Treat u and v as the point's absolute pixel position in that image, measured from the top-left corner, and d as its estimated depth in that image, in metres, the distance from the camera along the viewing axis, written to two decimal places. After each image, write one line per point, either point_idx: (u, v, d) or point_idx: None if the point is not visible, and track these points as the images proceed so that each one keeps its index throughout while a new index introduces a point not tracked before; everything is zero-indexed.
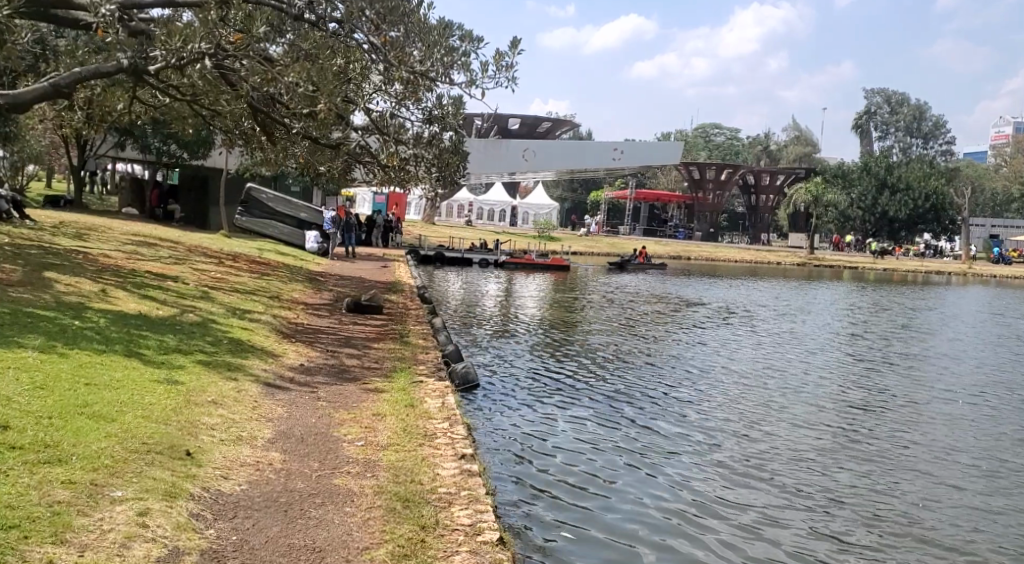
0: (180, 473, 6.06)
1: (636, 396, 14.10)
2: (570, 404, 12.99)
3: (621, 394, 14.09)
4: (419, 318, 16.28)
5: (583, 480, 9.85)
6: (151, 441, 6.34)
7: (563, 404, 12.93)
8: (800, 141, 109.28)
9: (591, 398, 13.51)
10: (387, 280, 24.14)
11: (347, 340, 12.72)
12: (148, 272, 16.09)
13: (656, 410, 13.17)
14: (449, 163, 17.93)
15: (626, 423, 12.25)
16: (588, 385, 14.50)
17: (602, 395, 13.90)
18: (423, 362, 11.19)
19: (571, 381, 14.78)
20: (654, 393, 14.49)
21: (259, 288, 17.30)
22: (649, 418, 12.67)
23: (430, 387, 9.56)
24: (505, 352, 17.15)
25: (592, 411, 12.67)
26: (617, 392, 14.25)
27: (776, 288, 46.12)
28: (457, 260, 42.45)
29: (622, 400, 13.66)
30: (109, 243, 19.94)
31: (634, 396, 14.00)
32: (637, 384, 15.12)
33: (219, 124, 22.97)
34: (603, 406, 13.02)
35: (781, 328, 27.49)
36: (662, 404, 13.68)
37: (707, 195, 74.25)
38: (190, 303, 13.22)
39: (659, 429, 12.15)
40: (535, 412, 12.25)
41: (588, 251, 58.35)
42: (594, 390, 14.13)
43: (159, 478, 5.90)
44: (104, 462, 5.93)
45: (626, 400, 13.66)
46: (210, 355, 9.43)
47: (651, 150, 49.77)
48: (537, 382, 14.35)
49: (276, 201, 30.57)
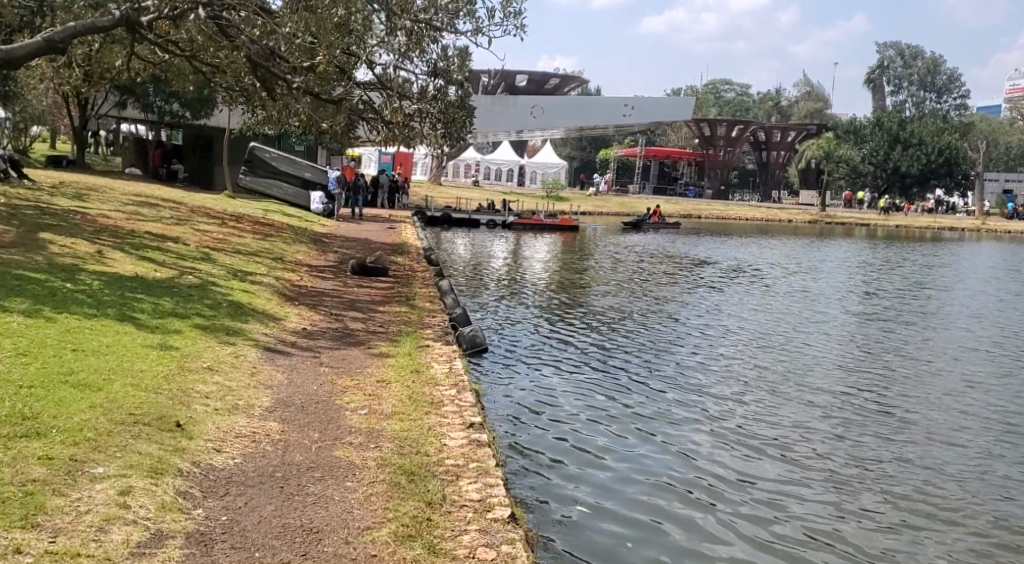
0: (168, 447, 5.71)
1: (649, 359, 13.71)
2: (583, 367, 12.61)
3: (633, 357, 13.71)
4: (426, 281, 15.85)
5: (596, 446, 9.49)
6: (139, 412, 5.99)
7: (576, 368, 12.55)
8: (811, 98, 107.85)
9: (602, 362, 13.14)
10: (394, 242, 23.73)
11: (351, 302, 12.32)
12: (147, 233, 15.69)
13: (670, 373, 12.78)
14: (455, 118, 17.39)
15: (639, 386, 11.87)
16: (599, 349, 14.11)
17: (614, 358, 13.53)
18: (429, 325, 10.81)
19: (582, 344, 14.39)
20: (668, 356, 14.10)
21: (262, 249, 16.90)
22: (663, 381, 12.30)
23: (437, 351, 9.19)
24: (514, 315, 16.75)
25: (604, 375, 12.29)
26: (629, 354, 13.88)
27: (788, 246, 45.43)
28: (464, 220, 42.00)
29: (634, 363, 13.28)
30: (109, 204, 19.54)
31: (646, 359, 13.62)
32: (649, 346, 14.74)
33: (220, 82, 22.46)
34: (615, 370, 12.64)
35: (796, 287, 26.96)
36: (675, 367, 13.31)
37: (717, 152, 73.54)
38: (190, 265, 12.84)
39: (675, 392, 11.76)
40: (545, 376, 11.88)
41: (597, 211, 57.71)
42: (605, 354, 13.75)
43: (144, 453, 5.55)
44: (87, 435, 5.58)
45: (638, 363, 13.28)
46: (209, 318, 9.05)
47: (660, 106, 48.98)
48: (547, 346, 13.97)
49: (280, 160, 29.82)
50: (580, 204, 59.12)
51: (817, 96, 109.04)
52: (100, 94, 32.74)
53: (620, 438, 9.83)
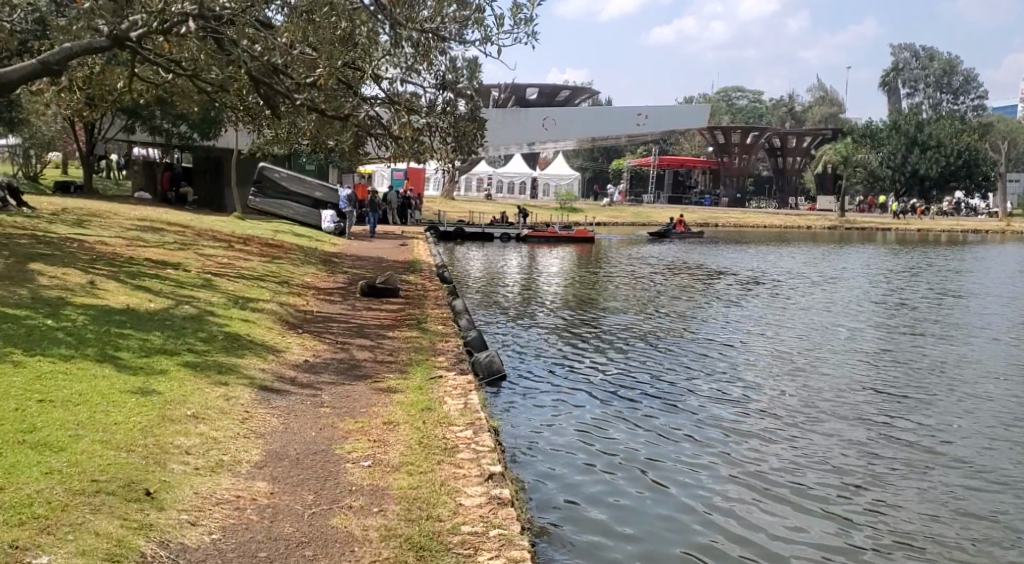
0: (132, 523, 4.97)
1: (677, 383, 12.88)
2: (608, 396, 11.79)
3: (661, 382, 12.88)
4: (439, 300, 15.10)
5: (624, 489, 8.70)
6: (102, 479, 5.28)
7: (600, 396, 11.73)
8: (825, 103, 106.74)
9: (627, 388, 12.32)
10: (406, 260, 23.01)
11: (359, 329, 11.54)
12: (147, 259, 15.03)
13: (702, 399, 11.94)
14: (466, 131, 16.70)
15: (669, 415, 11.03)
16: (623, 373, 13.30)
17: (640, 383, 12.70)
18: (443, 353, 10.02)
19: (605, 369, 13.60)
20: (697, 378, 13.25)
21: (268, 272, 16.21)
22: (694, 407, 11.45)
23: (451, 383, 8.39)
24: (532, 338, 15.98)
25: (631, 403, 11.47)
26: (657, 379, 13.04)
27: (807, 254, 44.43)
28: (477, 235, 41.34)
29: (663, 388, 12.45)
30: (111, 230, 18.91)
31: (675, 384, 12.79)
32: (677, 369, 13.90)
33: (224, 101, 21.83)
34: (642, 397, 11.83)
35: (822, 298, 26.10)
36: (707, 391, 12.46)
37: (732, 160, 72.69)
38: (188, 293, 12.10)
39: (708, 419, 10.93)
40: (567, 408, 11.07)
41: (613, 222, 56.95)
42: (631, 379, 12.93)
43: (102, 534, 4.82)
44: (36, 512, 4.89)
45: (667, 389, 12.45)
46: (202, 354, 8.30)
47: (675, 115, 48.15)
48: (568, 372, 13.17)
49: (289, 180, 29.03)
50: (595, 215, 58.38)
51: (830, 100, 108.02)
52: (106, 117, 32.23)
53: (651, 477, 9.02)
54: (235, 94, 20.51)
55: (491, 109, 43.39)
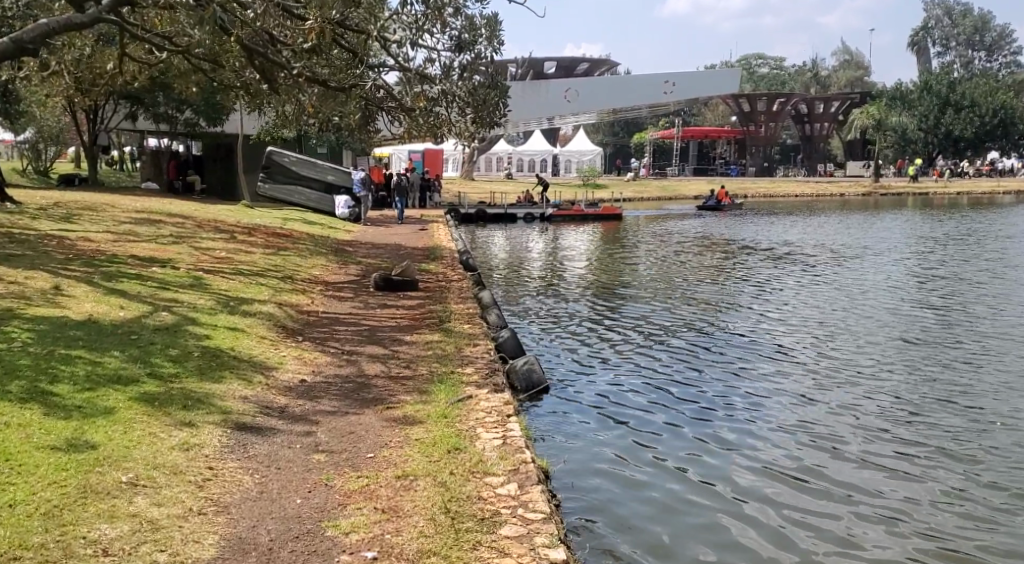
0: None
1: (745, 380, 11.05)
2: (669, 401, 9.99)
3: (727, 379, 11.05)
4: (463, 293, 13.38)
5: (692, 521, 7.15)
6: None
7: (663, 400, 9.94)
8: (849, 68, 103.41)
9: (689, 386, 10.55)
10: (425, 246, 21.23)
11: (372, 333, 9.78)
12: (134, 256, 13.34)
13: (780, 402, 10.08)
14: (487, 99, 14.80)
15: (745, 421, 9.25)
16: (681, 370, 11.50)
17: (703, 385, 10.86)
18: (473, 363, 8.24)
19: (661, 364, 11.81)
20: (767, 373, 11.41)
21: (271, 266, 14.49)
22: (772, 416, 9.61)
23: (486, 407, 6.61)
24: (571, 332, 14.24)
25: (697, 406, 9.70)
26: (722, 375, 11.21)
27: (845, 223, 42.22)
28: (499, 216, 39.59)
29: (731, 387, 10.64)
30: (101, 223, 17.25)
31: (744, 381, 10.95)
32: (741, 361, 12.05)
33: (222, 79, 20.06)
34: (709, 399, 10.06)
35: (877, 272, 24.13)
36: (783, 391, 10.61)
37: (759, 128, 70.13)
38: (172, 296, 10.38)
39: (791, 429, 9.10)
40: (621, 416, 9.31)
41: (639, 197, 54.91)
42: (693, 375, 11.14)
43: None
44: None
45: (735, 389, 10.61)
46: (168, 379, 6.56)
47: (705, 80, 45.93)
48: (619, 368, 11.45)
49: (299, 164, 27.12)
50: (619, 191, 56.24)
51: (853, 65, 104.68)
52: (107, 104, 30.55)
53: (720, 503, 7.45)
54: (234, 71, 18.74)
55: (511, 83, 41.46)
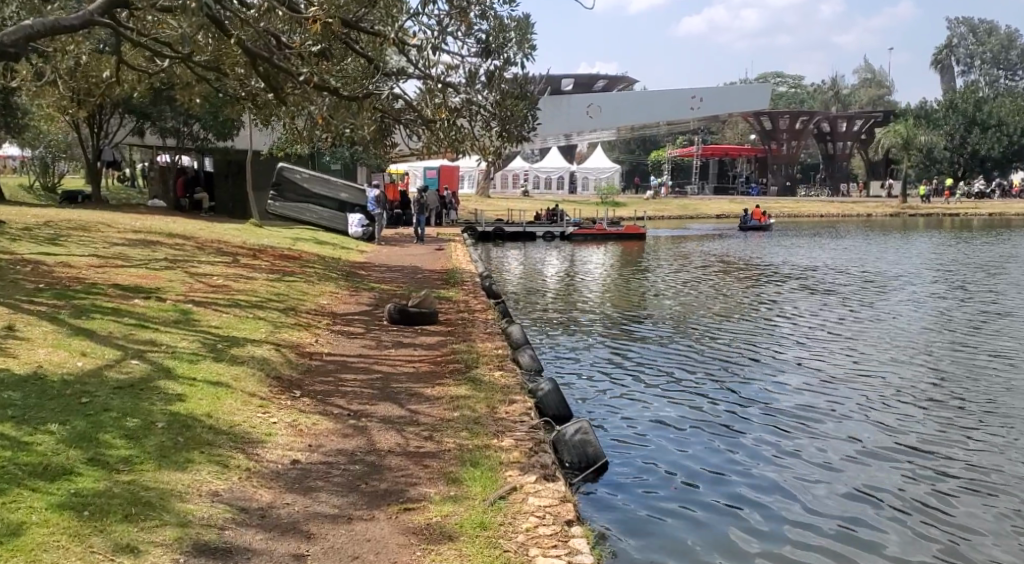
0: None
1: (826, 436, 9.36)
2: (740, 470, 8.43)
3: (804, 436, 9.40)
4: (489, 327, 11.74)
5: None
6: None
7: (734, 473, 8.36)
8: (870, 87, 101.35)
9: (760, 448, 9.00)
10: (443, 269, 19.61)
11: (384, 384, 8.14)
12: (117, 284, 11.80)
13: (871, 472, 8.44)
14: (514, 111, 13.15)
15: (833, 505, 7.74)
16: (746, 421, 9.85)
17: (774, 441, 9.24)
18: (511, 431, 6.62)
19: (720, 413, 10.17)
20: (841, 424, 9.78)
21: (274, 294, 12.97)
22: (865, 492, 8.03)
23: (538, 514, 5.03)
24: (612, 365, 12.58)
25: (773, 479, 8.21)
26: (797, 430, 9.55)
27: (875, 246, 40.54)
28: (517, 235, 38.02)
29: (810, 448, 9.03)
30: (90, 245, 15.74)
31: (824, 439, 9.28)
32: (815, 408, 10.33)
33: (226, 89, 18.54)
34: (784, 467, 8.53)
35: (927, 299, 22.45)
36: (871, 452, 8.96)
37: (780, 146, 68.29)
38: (152, 337, 8.79)
39: (891, 515, 7.58)
40: (686, 497, 7.81)
41: (660, 216, 53.26)
42: (761, 430, 9.54)
43: None
44: None
45: (814, 449, 8.97)
46: (113, 468, 5.00)
47: (731, 95, 44.20)
48: (674, 420, 9.88)
49: (312, 181, 25.21)
50: (639, 209, 54.56)
51: (875, 83, 102.55)
52: (111, 117, 29.09)
53: None
54: (238, 80, 17.16)
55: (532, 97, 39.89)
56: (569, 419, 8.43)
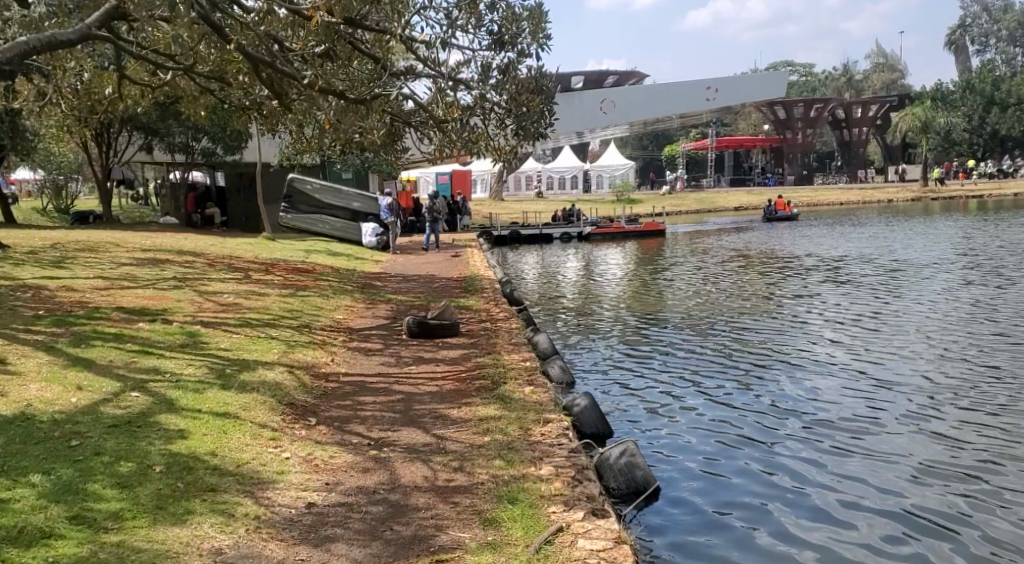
0: None
1: (886, 438, 8.65)
2: (793, 484, 7.77)
3: (858, 437, 8.72)
4: (514, 336, 11.07)
5: None
6: None
7: (785, 488, 7.71)
8: (882, 71, 99.79)
9: (807, 455, 8.33)
10: (461, 276, 18.95)
11: (406, 407, 7.48)
12: (122, 307, 11.22)
13: (934, 479, 7.79)
14: (530, 104, 12.52)
15: (893, 522, 7.12)
16: (796, 424, 9.15)
17: (825, 445, 8.57)
18: (550, 456, 5.97)
19: (767, 415, 9.47)
20: (899, 424, 9.05)
21: (287, 311, 12.36)
22: (929, 504, 7.39)
23: (593, 555, 4.42)
24: (647, 368, 11.88)
25: (828, 495, 7.57)
26: (849, 433, 8.85)
27: (900, 232, 39.52)
28: (534, 237, 37.32)
29: (863, 452, 8.36)
30: (96, 267, 15.20)
31: (882, 442, 8.59)
32: (869, 407, 9.59)
33: (229, 99, 17.96)
34: (837, 477, 7.88)
35: (965, 284, 21.56)
36: (934, 455, 8.27)
37: (795, 135, 67.23)
38: (154, 365, 8.16)
39: (962, 534, 6.93)
40: (735, 520, 7.18)
41: (677, 211, 52.37)
42: (808, 433, 8.86)
43: None
44: None
45: (871, 455, 8.30)
46: (101, 527, 4.56)
47: (745, 85, 43.31)
48: (715, 425, 9.19)
49: (323, 192, 25.04)
50: (656, 205, 53.71)
51: (889, 67, 101.07)
52: (117, 135, 28.62)
53: None
54: (243, 90, 16.57)
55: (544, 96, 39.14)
56: (607, 437, 7.81)
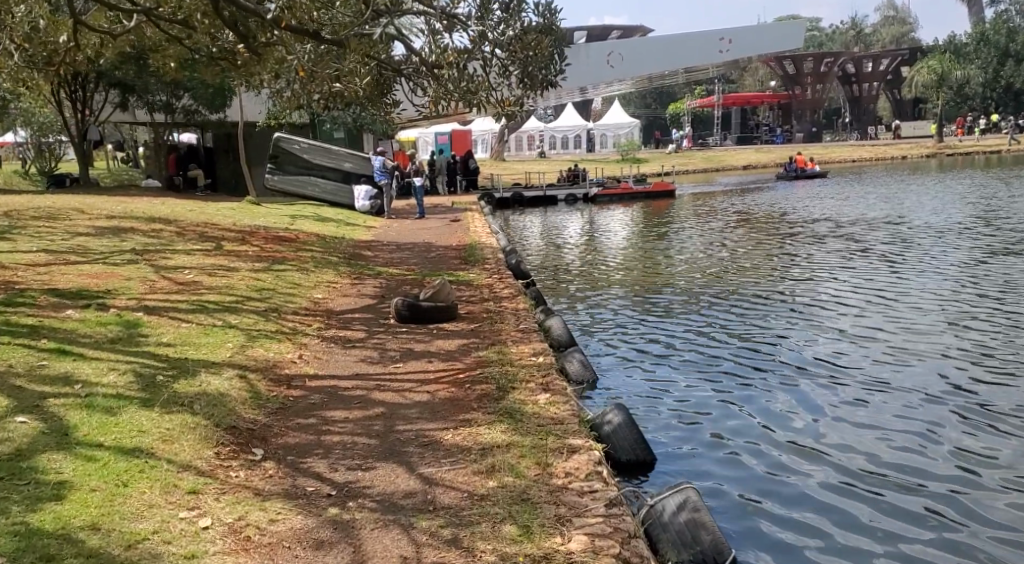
0: None
1: (966, 454, 7.02)
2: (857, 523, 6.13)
3: (926, 461, 6.93)
4: (523, 319, 9.34)
5: None
6: None
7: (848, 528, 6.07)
8: (891, 25, 96.99)
9: (848, 484, 6.63)
10: (461, 244, 17.16)
11: (383, 430, 5.71)
12: (58, 288, 9.43)
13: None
14: (539, 47, 10.59)
15: None
16: (852, 436, 7.42)
17: (888, 464, 6.93)
18: (581, 516, 4.36)
19: (819, 419, 7.79)
20: (986, 433, 7.38)
21: (257, 290, 10.58)
22: None
23: None
24: (680, 347, 10.18)
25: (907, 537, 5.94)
26: (914, 453, 7.07)
27: (922, 190, 37.57)
28: (539, 199, 35.44)
29: (929, 484, 6.60)
30: (46, 237, 13.42)
31: (957, 468, 6.79)
32: (942, 408, 7.90)
33: (198, 48, 15.97)
34: (893, 520, 6.13)
35: (1010, 244, 19.73)
36: None
37: (804, 90, 64.84)
38: (63, 372, 6.36)
39: None
40: None
41: (686, 170, 50.37)
42: (859, 450, 7.15)
43: None
44: None
45: (953, 479, 6.65)
46: None
47: (761, 34, 41.00)
48: (751, 436, 7.47)
49: (312, 152, 22.72)
50: (664, 164, 51.71)
51: (898, 21, 98.45)
52: (93, 92, 26.65)
53: None
54: (210, 35, 14.59)
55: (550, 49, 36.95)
56: (646, 463, 6.39)
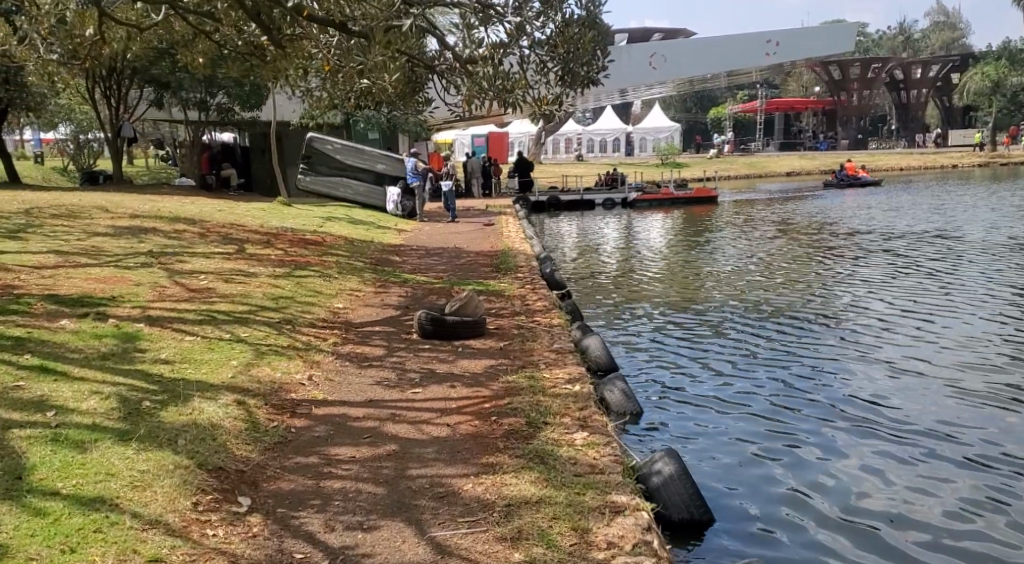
0: None
1: None
2: None
3: (994, 526, 6.16)
4: (559, 338, 8.54)
5: None
6: None
7: None
8: (940, 30, 94.46)
9: (909, 549, 5.88)
10: (493, 251, 16.36)
11: (392, 474, 4.91)
12: (60, 293, 8.76)
13: None
14: (582, 42, 9.80)
15: None
16: (923, 495, 6.56)
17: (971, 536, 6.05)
18: None
19: (875, 464, 7.04)
20: None
21: (273, 298, 9.86)
22: None
23: None
24: (726, 370, 9.45)
25: None
26: (994, 520, 6.23)
27: (974, 201, 36.12)
28: (576, 203, 34.53)
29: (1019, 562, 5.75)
30: (60, 237, 12.87)
31: None
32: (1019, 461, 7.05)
33: (222, 42, 15.22)
34: None
35: None
36: None
37: (850, 97, 63.04)
38: (36, 394, 5.65)
39: None
40: None
41: (727, 176, 49.08)
42: (925, 511, 6.34)
43: None
44: None
45: None
46: None
47: (809, 37, 39.76)
48: (807, 493, 6.59)
49: (345, 152, 22.06)
50: (704, 169, 50.45)
51: (948, 26, 95.81)
52: (127, 88, 26.19)
53: None
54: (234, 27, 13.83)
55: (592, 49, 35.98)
56: (699, 521, 5.84)
